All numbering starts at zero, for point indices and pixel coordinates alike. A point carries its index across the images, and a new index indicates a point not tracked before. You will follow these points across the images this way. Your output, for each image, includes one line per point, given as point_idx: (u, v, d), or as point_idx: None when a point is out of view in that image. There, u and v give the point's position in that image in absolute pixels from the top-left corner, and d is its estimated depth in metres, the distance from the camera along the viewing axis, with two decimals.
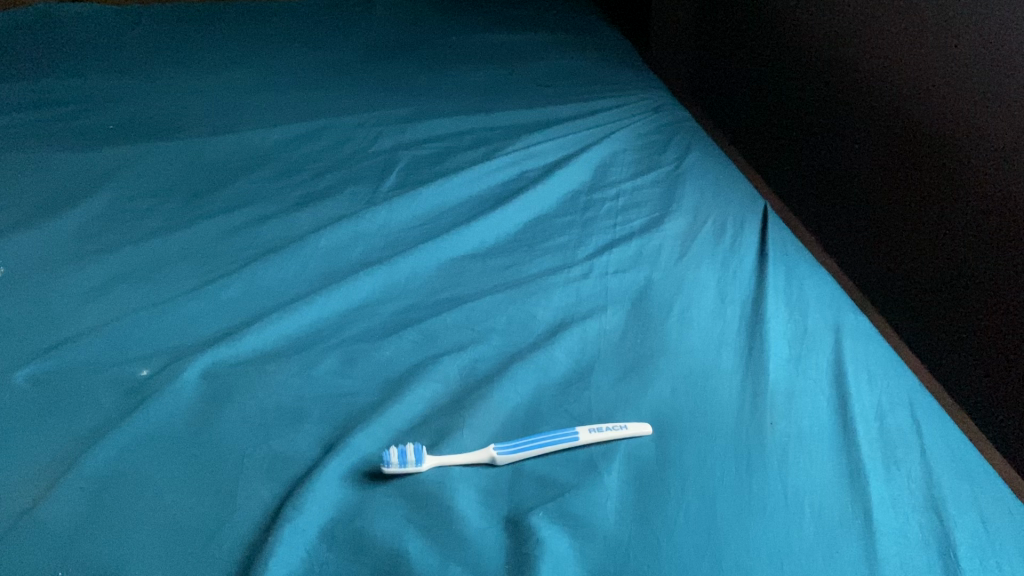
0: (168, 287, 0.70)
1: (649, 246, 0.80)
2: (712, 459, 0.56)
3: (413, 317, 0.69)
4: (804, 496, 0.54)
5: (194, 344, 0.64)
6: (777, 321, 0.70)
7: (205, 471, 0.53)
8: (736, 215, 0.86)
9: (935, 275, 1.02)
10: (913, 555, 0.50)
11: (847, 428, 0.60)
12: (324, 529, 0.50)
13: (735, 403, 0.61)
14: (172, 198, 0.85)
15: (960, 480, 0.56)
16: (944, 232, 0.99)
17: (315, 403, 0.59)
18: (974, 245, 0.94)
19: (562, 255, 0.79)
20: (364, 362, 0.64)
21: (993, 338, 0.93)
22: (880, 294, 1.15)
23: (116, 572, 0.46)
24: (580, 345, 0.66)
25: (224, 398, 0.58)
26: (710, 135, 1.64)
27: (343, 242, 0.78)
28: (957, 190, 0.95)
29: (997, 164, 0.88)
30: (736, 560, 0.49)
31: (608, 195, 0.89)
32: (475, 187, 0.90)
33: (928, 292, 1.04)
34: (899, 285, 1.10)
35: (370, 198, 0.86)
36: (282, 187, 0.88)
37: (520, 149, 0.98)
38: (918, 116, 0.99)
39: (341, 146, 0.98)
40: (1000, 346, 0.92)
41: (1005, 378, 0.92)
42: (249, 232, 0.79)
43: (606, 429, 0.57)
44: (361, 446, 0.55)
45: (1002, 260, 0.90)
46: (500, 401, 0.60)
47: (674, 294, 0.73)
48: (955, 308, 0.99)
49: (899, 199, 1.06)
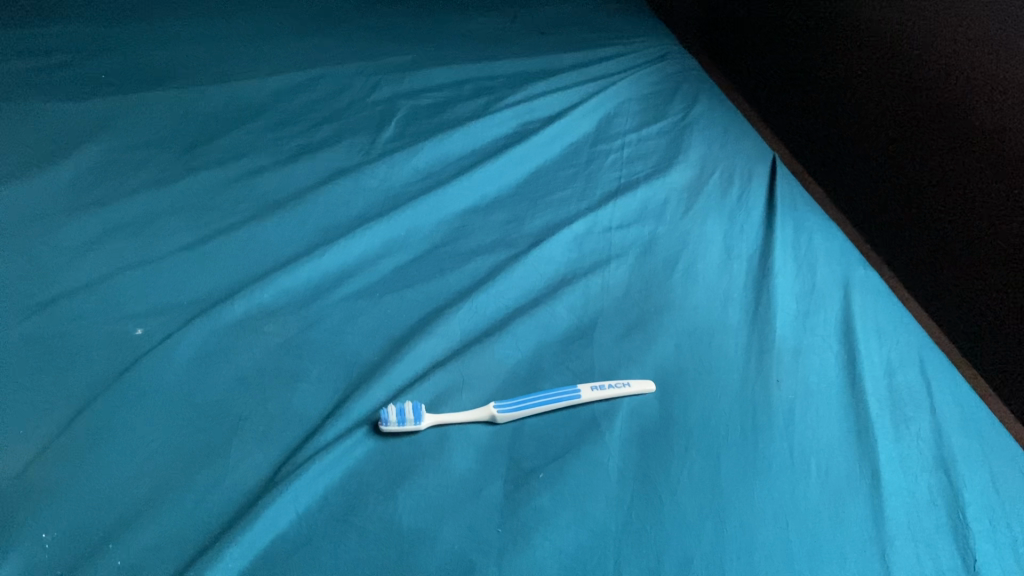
0: (173, 242, 0.72)
1: (655, 199, 0.78)
2: (717, 419, 0.56)
3: (412, 274, 0.70)
4: (810, 455, 0.53)
5: (194, 303, 0.66)
6: (785, 276, 0.68)
7: (197, 435, 0.56)
8: (744, 167, 0.83)
9: (934, 225, 0.92)
10: (921, 515, 0.50)
11: (856, 384, 0.58)
12: (321, 489, 0.52)
13: (741, 361, 0.60)
14: (170, 146, 0.84)
15: (970, 438, 0.55)
16: (946, 185, 0.89)
17: (314, 362, 0.61)
18: (978, 202, 0.84)
19: (564, 209, 0.77)
20: (364, 320, 0.65)
21: (987, 296, 0.84)
22: (878, 241, 1.03)
23: (106, 533, 0.50)
24: (582, 300, 0.66)
25: (220, 361, 0.61)
26: (713, 75, 1.49)
27: (341, 196, 0.78)
28: (962, 143, 0.86)
29: (1006, 122, 0.79)
30: (741, 520, 0.49)
31: (612, 146, 0.87)
32: (487, 143, 0.88)
33: (923, 241, 0.94)
34: (895, 232, 0.99)
35: (367, 150, 0.85)
36: (280, 138, 0.87)
37: (525, 99, 0.94)
38: (924, 67, 0.90)
39: (337, 96, 0.94)
40: (995, 304, 0.83)
41: (997, 337, 0.83)
42: (246, 185, 0.79)
43: (608, 387, 0.57)
44: (360, 404, 0.57)
45: (1005, 220, 0.81)
46: (499, 359, 0.61)
47: (679, 249, 0.72)
48: (950, 261, 0.90)
49: (902, 147, 0.96)
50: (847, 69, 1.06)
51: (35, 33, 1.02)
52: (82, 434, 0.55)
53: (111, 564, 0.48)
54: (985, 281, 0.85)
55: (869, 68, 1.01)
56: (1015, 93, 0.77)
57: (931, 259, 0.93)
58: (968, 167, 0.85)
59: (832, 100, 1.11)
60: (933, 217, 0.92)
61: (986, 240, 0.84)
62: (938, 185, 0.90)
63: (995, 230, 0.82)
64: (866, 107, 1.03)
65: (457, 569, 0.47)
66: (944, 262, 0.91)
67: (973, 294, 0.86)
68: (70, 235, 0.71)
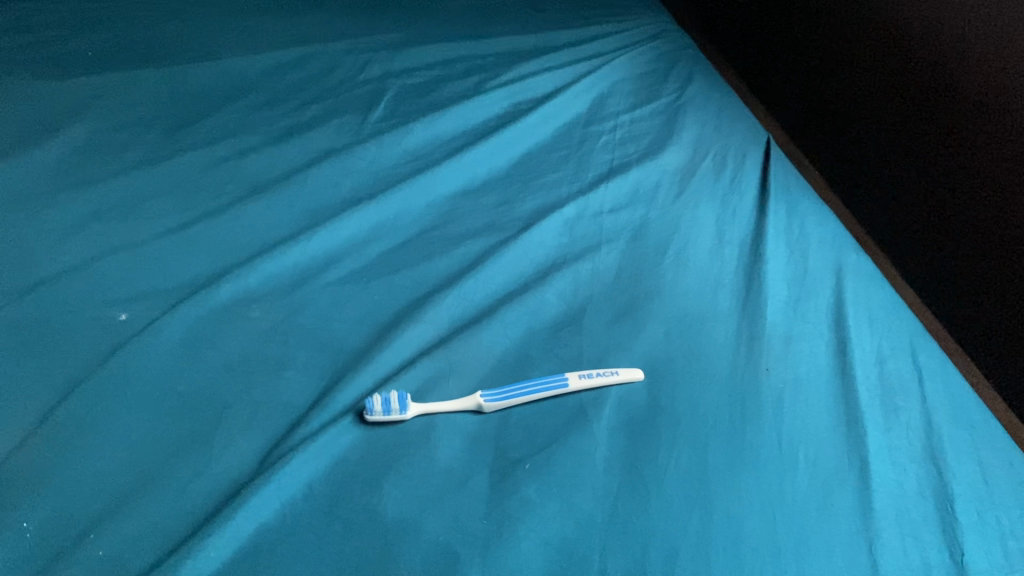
0: (159, 225, 0.71)
1: (646, 182, 0.77)
2: (705, 407, 0.55)
3: (400, 259, 0.69)
4: (798, 445, 0.53)
5: (180, 288, 0.65)
6: (777, 262, 0.67)
7: (182, 422, 0.56)
8: (738, 148, 0.82)
9: (892, 182, 0.87)
10: (910, 508, 0.49)
11: (846, 372, 0.58)
12: (305, 479, 0.51)
13: (730, 349, 0.60)
14: (157, 126, 0.83)
15: (960, 429, 0.54)
16: (904, 140, 0.84)
17: (300, 349, 0.61)
18: (934, 153, 0.79)
19: (555, 192, 0.76)
20: (351, 305, 0.64)
21: (943, 252, 0.79)
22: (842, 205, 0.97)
23: (89, 522, 0.49)
24: (572, 286, 0.65)
25: (206, 348, 0.60)
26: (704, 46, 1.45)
27: (330, 178, 0.77)
28: (920, 91, 0.81)
29: (967, 65, 0.74)
30: (727, 512, 0.49)
31: (605, 127, 0.86)
32: (478, 123, 0.86)
33: (881, 199, 0.89)
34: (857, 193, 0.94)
35: (357, 130, 0.84)
36: (268, 118, 0.85)
37: (517, 78, 0.93)
38: (891, 18, 0.86)
39: (326, 74, 0.93)
40: (952, 261, 0.78)
41: (954, 295, 0.77)
42: (233, 167, 0.78)
43: (595, 375, 0.57)
44: (346, 393, 0.56)
45: (962, 170, 0.76)
46: (486, 346, 0.60)
47: (671, 234, 0.71)
48: (908, 218, 0.84)
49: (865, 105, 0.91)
50: (822, 28, 1.02)
51: (22, 9, 1.00)
52: (65, 422, 0.54)
53: (92, 555, 0.47)
54: (941, 236, 0.79)
55: (840, 25, 0.96)
56: (981, 30, 0.72)
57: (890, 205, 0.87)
58: (924, 116, 0.80)
59: (808, 62, 1.06)
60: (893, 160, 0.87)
61: (943, 192, 0.79)
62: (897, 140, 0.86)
63: (955, 181, 0.77)
64: (836, 67, 0.98)
65: (441, 560, 0.47)
66: (901, 219, 0.85)
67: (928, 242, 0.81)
68: (54, 218, 0.70)
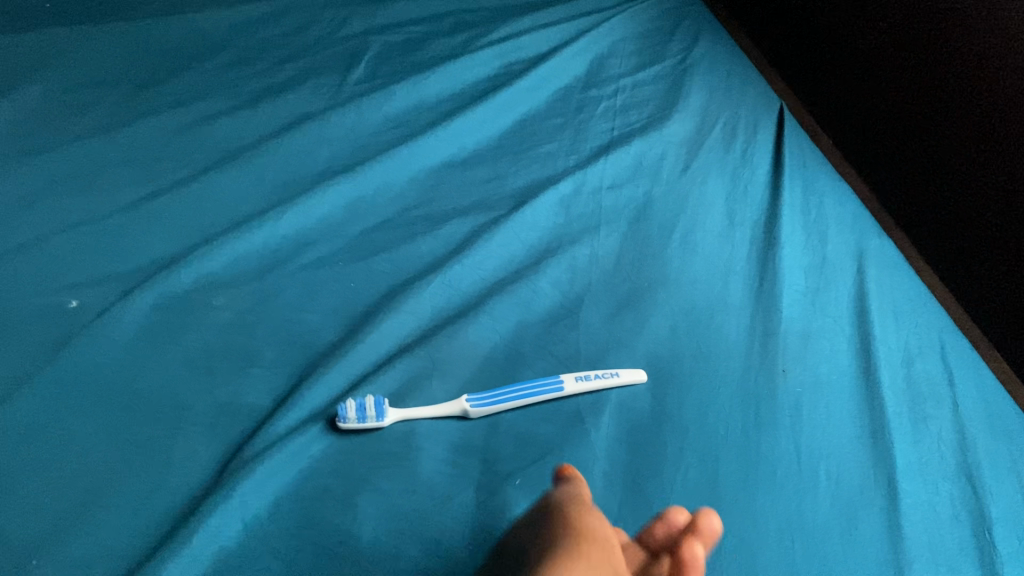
0: (117, 198, 0.65)
1: (650, 154, 0.70)
2: (716, 413, 0.50)
3: (380, 240, 0.63)
4: (819, 459, 0.48)
5: (139, 273, 0.59)
6: (793, 247, 0.62)
7: (137, 425, 0.50)
8: (749, 117, 0.76)
9: (885, 123, 0.78)
10: (943, 534, 0.45)
11: (870, 375, 0.52)
12: (271, 496, 0.46)
13: (743, 346, 0.54)
14: (117, 86, 0.76)
15: (996, 441, 0.50)
16: (898, 76, 0.75)
17: (269, 343, 0.55)
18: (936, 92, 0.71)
19: (551, 165, 0.70)
20: (326, 293, 0.59)
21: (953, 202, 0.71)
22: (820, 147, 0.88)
23: (30, 544, 0.44)
24: (568, 274, 0.59)
25: (165, 340, 0.54)
26: None
27: (305, 147, 0.71)
28: (918, 23, 0.72)
29: None
30: (742, 537, 0.44)
31: (604, 92, 0.79)
32: (467, 86, 0.80)
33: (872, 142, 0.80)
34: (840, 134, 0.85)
35: (334, 93, 0.77)
36: (239, 78, 0.78)
37: (510, 34, 0.86)
38: None
39: (303, 29, 0.85)
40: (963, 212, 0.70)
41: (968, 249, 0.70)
42: (200, 133, 0.71)
43: (594, 378, 0.51)
44: (317, 397, 0.51)
45: (971, 112, 0.67)
46: (474, 342, 0.54)
47: (677, 214, 0.65)
48: (906, 163, 0.76)
49: (848, 36, 0.82)
50: None
51: None
52: (6, 428, 0.49)
53: None
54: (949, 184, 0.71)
55: None
56: None
57: (885, 132, 0.78)
58: (924, 51, 0.71)
59: None
60: (888, 81, 0.77)
61: (948, 137, 0.70)
62: (889, 77, 0.76)
63: (963, 125, 0.68)
64: None
65: None
66: (899, 164, 0.77)
67: (936, 177, 0.72)
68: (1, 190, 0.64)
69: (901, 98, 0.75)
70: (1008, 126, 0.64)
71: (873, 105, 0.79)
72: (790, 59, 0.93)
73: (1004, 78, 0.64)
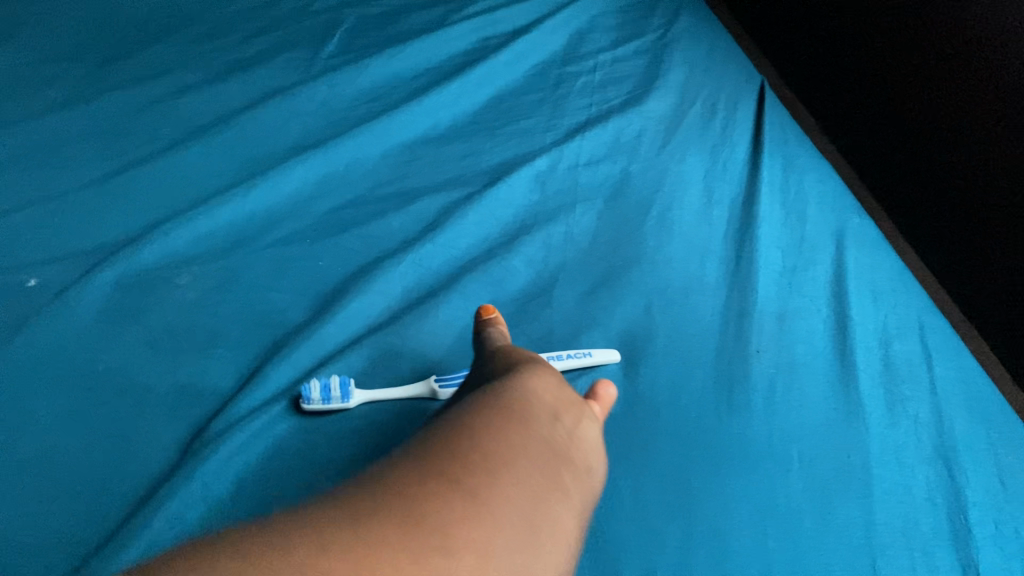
0: (81, 174, 0.63)
1: (628, 130, 0.69)
2: (689, 396, 0.49)
3: (351, 217, 0.62)
4: (792, 442, 0.47)
5: (102, 250, 0.57)
6: (771, 225, 0.60)
7: (95, 406, 0.48)
8: (730, 94, 0.75)
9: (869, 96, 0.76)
10: (918, 517, 0.44)
11: (846, 357, 0.52)
12: (232, 480, 0.45)
13: (717, 327, 0.53)
14: (83, 60, 0.74)
15: (973, 423, 0.49)
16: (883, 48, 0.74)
17: (234, 323, 0.54)
18: (923, 64, 0.69)
19: (528, 141, 0.69)
20: (293, 272, 0.57)
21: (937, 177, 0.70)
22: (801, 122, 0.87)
23: None
24: (542, 252, 0.58)
25: (127, 320, 0.53)
26: None
27: (275, 122, 0.69)
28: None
29: None
30: (712, 523, 0.43)
31: (583, 67, 0.77)
32: (443, 60, 0.78)
33: (856, 116, 0.79)
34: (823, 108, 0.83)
35: (307, 67, 0.75)
36: (209, 51, 0.76)
37: (489, 7, 0.84)
38: None
39: (276, 1, 0.83)
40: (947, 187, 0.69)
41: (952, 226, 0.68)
42: (168, 107, 0.70)
43: (565, 358, 0.49)
44: (281, 379, 0.49)
45: (958, 85, 0.66)
46: (445, 322, 0.53)
47: (654, 191, 0.64)
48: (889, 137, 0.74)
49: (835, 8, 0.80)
50: None
51: None
52: None
53: None
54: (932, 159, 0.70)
55: None
56: None
57: (869, 105, 0.76)
58: (912, 22, 0.70)
59: None
60: (871, 54, 0.75)
61: (932, 110, 0.69)
62: (874, 49, 0.75)
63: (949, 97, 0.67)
64: None
65: None
66: (882, 139, 0.75)
67: (918, 153, 0.71)
68: None
69: (887, 71, 0.74)
70: (995, 98, 0.63)
71: (858, 80, 0.78)
72: (773, 33, 0.92)
73: (992, 49, 0.62)
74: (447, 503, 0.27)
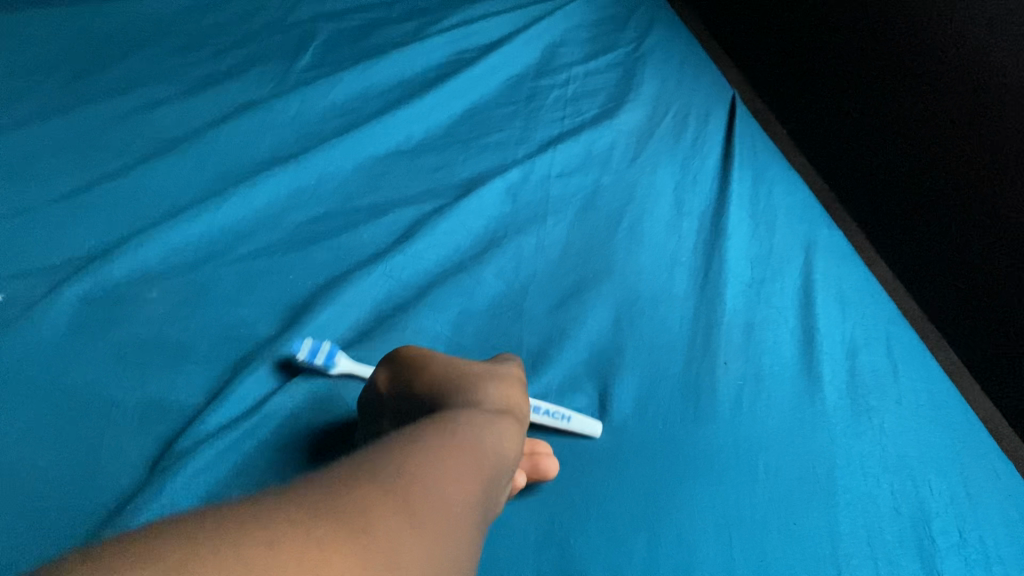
0: (51, 188, 0.63)
1: (600, 142, 0.69)
2: (657, 407, 0.49)
3: (323, 230, 0.62)
4: (759, 453, 0.47)
5: (71, 265, 0.57)
6: (740, 236, 0.61)
7: (61, 421, 0.48)
8: (702, 106, 0.75)
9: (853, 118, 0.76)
10: (883, 527, 0.45)
11: (813, 368, 0.52)
12: (197, 494, 0.45)
13: (686, 339, 0.54)
14: (56, 74, 0.73)
15: (939, 432, 0.49)
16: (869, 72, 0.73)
17: (203, 337, 0.54)
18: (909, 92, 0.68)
19: (500, 154, 0.69)
20: (263, 286, 0.57)
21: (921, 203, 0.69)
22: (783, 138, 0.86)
23: None
24: (513, 264, 0.58)
25: (95, 334, 0.53)
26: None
27: (247, 135, 0.69)
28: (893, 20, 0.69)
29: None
30: (678, 533, 0.43)
31: (557, 80, 0.78)
32: (417, 74, 0.78)
33: (839, 136, 0.78)
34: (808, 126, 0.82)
35: (280, 81, 0.75)
36: (181, 65, 0.76)
37: (463, 21, 0.84)
38: None
39: (249, 15, 0.83)
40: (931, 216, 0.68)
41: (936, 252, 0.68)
42: (141, 121, 0.69)
43: (541, 414, 0.47)
44: (249, 393, 0.50)
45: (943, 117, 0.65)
46: (414, 334, 0.53)
47: (625, 203, 0.64)
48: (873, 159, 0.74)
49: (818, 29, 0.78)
50: None
51: None
52: None
53: None
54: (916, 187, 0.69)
55: None
56: None
57: (853, 127, 0.76)
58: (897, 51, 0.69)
59: None
60: (856, 82, 0.75)
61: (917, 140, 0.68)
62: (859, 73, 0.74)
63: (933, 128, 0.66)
64: None
65: None
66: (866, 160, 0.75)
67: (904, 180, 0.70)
68: None
69: (871, 94, 0.73)
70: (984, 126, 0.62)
71: (840, 100, 0.77)
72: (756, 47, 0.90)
73: (980, 87, 0.61)
74: (382, 513, 0.31)
